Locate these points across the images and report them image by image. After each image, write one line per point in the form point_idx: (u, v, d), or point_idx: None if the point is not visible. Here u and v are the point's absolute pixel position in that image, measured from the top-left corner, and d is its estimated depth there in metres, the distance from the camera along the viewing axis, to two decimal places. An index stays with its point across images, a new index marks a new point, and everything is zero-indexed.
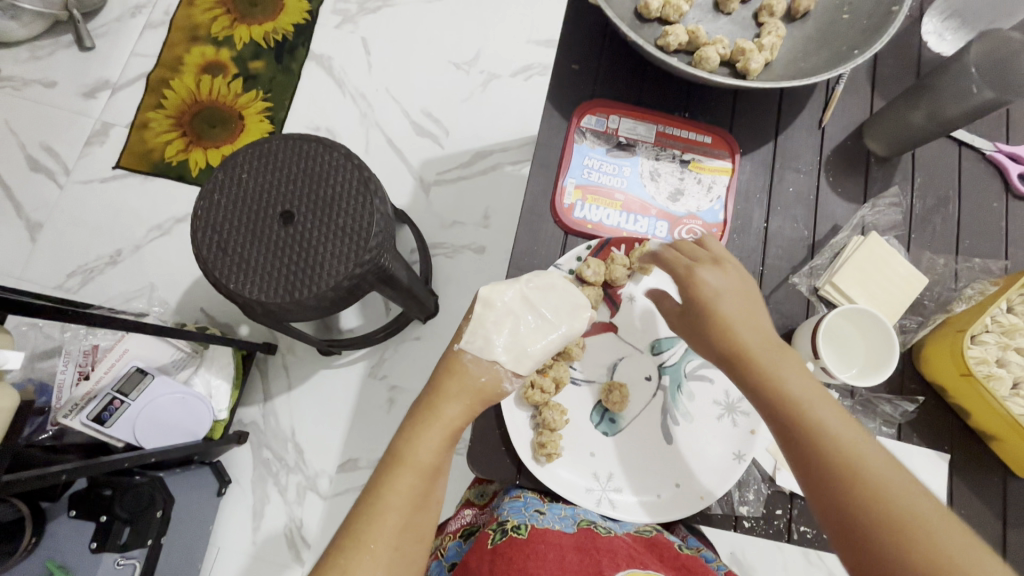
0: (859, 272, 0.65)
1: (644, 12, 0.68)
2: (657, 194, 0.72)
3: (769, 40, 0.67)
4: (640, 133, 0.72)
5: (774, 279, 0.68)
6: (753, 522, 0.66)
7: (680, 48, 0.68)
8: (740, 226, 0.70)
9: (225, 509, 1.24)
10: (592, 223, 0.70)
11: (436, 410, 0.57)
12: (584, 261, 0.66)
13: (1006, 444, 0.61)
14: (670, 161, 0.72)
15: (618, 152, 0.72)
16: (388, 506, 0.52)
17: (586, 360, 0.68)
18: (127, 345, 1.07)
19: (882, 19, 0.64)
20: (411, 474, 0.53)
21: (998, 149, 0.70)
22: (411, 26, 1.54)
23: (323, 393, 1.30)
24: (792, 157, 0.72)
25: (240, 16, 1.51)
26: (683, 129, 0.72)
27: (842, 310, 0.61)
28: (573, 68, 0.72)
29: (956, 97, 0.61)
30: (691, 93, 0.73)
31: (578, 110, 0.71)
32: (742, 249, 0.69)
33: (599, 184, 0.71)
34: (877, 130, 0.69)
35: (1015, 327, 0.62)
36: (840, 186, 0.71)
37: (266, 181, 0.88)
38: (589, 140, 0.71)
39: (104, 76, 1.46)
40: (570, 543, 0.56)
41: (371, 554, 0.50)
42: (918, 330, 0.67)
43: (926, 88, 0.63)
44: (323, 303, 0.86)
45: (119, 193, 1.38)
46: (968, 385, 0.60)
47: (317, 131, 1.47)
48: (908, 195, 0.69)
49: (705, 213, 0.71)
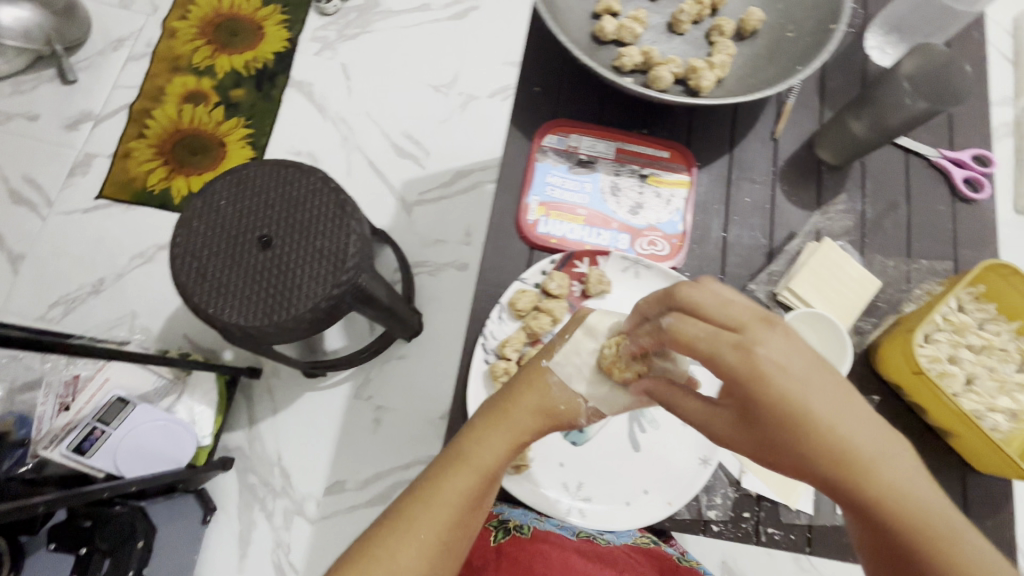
0: (815, 277, 0.77)
1: (600, 35, 0.77)
2: (619, 208, 0.87)
3: (721, 58, 0.74)
4: (600, 151, 0.88)
5: (735, 286, 0.82)
6: (721, 525, 0.82)
7: (636, 68, 0.76)
8: (698, 236, 0.85)
9: (210, 539, 1.22)
10: (556, 237, 0.84)
11: (506, 422, 0.66)
12: (549, 274, 0.80)
13: (961, 436, 0.70)
14: (629, 176, 0.88)
15: (579, 170, 0.87)
16: (449, 498, 0.62)
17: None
18: (108, 375, 1.07)
19: (823, 35, 0.74)
20: (474, 474, 0.63)
21: (941, 156, 0.85)
22: (389, 51, 1.57)
23: (308, 416, 1.30)
24: (747, 169, 0.87)
25: (221, 46, 1.55)
26: (641, 148, 0.88)
27: (798, 314, 0.73)
28: (535, 91, 0.90)
29: (894, 106, 0.73)
30: (648, 119, 0.89)
31: (544, 133, 0.88)
32: (702, 258, 0.84)
33: (561, 199, 0.86)
34: (825, 141, 0.84)
35: (963, 326, 0.71)
36: (795, 195, 0.85)
37: (243, 207, 0.89)
38: (551, 159, 0.87)
39: (86, 108, 1.47)
40: (572, 546, 0.74)
41: (423, 535, 0.60)
42: (872, 330, 0.78)
43: (867, 101, 0.76)
44: (303, 325, 0.86)
45: (101, 222, 1.39)
46: (921, 384, 0.69)
47: (299, 155, 1.49)
48: (858, 201, 0.84)
49: (665, 224, 0.86)
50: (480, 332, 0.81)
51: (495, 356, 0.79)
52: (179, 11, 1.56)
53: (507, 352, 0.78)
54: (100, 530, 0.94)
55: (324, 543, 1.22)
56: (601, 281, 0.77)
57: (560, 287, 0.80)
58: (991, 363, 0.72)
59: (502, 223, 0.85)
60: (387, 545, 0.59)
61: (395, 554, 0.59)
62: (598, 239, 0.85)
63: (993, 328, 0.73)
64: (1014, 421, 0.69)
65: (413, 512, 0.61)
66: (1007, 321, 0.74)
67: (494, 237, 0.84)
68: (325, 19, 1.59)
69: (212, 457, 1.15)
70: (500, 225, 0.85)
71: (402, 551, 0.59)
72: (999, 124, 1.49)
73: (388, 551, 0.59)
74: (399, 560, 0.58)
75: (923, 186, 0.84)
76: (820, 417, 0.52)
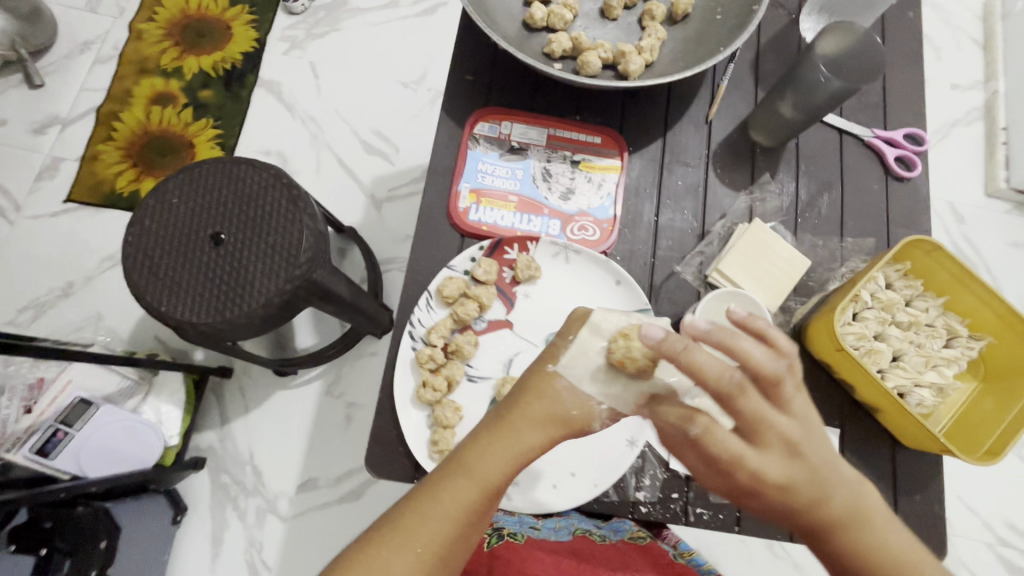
0: (744, 259, 0.67)
1: (530, 23, 0.72)
2: (549, 193, 0.73)
3: (648, 42, 0.69)
4: (531, 136, 0.74)
5: (664, 271, 0.70)
6: (650, 507, 0.69)
7: (566, 55, 0.71)
8: (630, 221, 0.72)
9: (183, 539, 1.22)
10: (487, 225, 0.70)
11: (513, 427, 0.53)
12: (478, 262, 0.67)
13: (888, 414, 0.64)
14: (561, 162, 0.74)
15: (510, 156, 0.73)
16: (442, 514, 0.50)
17: (482, 357, 0.67)
18: (72, 376, 1.06)
19: (745, 18, 0.69)
20: (474, 490, 0.51)
21: (875, 134, 0.74)
22: (358, 48, 1.57)
23: (280, 413, 1.29)
24: (679, 152, 0.74)
25: (189, 47, 1.54)
26: (570, 130, 0.74)
27: (716, 293, 0.64)
28: (466, 78, 0.74)
29: (811, 87, 0.64)
30: (580, 95, 0.75)
31: (470, 117, 0.73)
32: (633, 242, 0.71)
33: (493, 186, 0.72)
34: (759, 123, 0.73)
35: (892, 302, 0.66)
36: (727, 176, 0.73)
37: (195, 205, 0.89)
38: (482, 145, 0.73)
39: (55, 112, 1.47)
40: (566, 549, 0.69)
41: (416, 553, 0.49)
42: (799, 309, 0.69)
43: (791, 79, 0.66)
44: (255, 320, 0.86)
45: (71, 226, 1.39)
46: (845, 360, 0.62)
47: (267, 154, 1.48)
48: (794, 181, 0.73)
49: (596, 210, 0.72)
50: (406, 320, 0.67)
51: (423, 344, 0.66)
52: (146, 13, 1.56)
53: (435, 338, 0.66)
54: (61, 529, 0.95)
55: (296, 540, 1.22)
56: (531, 265, 0.65)
57: (487, 274, 0.67)
58: (918, 341, 0.66)
59: (430, 212, 0.70)
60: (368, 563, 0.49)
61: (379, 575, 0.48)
62: (527, 229, 0.72)
63: (920, 304, 0.67)
64: (937, 396, 0.65)
65: (402, 528, 0.50)
66: (934, 295, 0.67)
67: (419, 222, 0.70)
68: (293, 18, 1.59)
69: (181, 457, 1.15)
70: (430, 213, 0.70)
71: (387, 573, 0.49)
72: (968, 109, 1.49)
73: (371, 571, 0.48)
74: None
75: (857, 167, 0.74)
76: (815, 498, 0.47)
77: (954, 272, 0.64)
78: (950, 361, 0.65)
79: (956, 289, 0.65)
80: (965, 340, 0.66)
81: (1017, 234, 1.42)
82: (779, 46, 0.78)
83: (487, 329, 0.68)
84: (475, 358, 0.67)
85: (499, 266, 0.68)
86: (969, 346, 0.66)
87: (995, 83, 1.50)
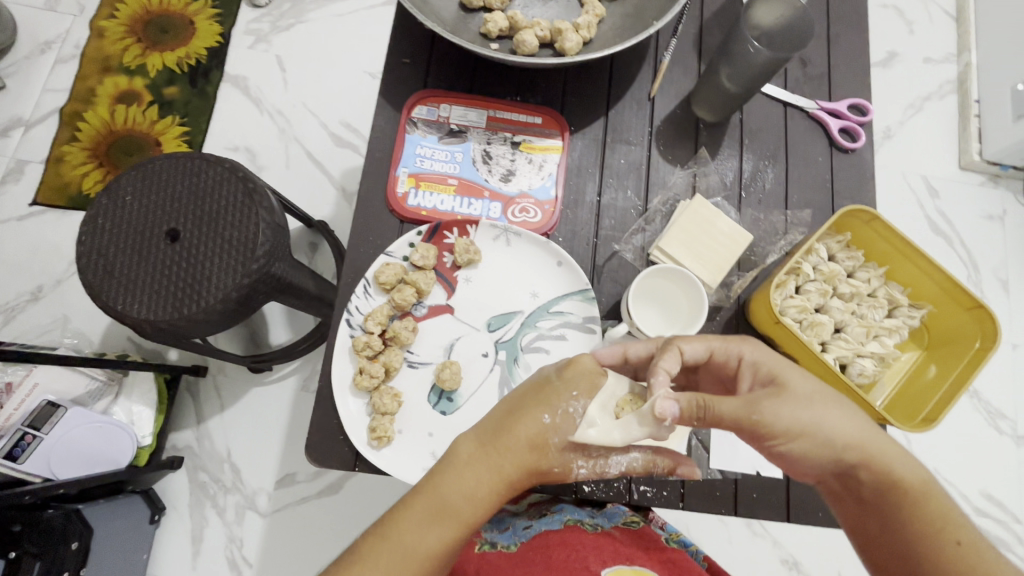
0: (685, 235, 0.67)
1: (466, 3, 0.71)
2: (490, 176, 0.72)
3: (585, 19, 0.69)
4: (470, 119, 0.73)
5: (606, 250, 0.70)
6: (594, 487, 0.66)
7: (503, 34, 0.70)
8: (571, 201, 0.72)
9: (162, 539, 1.20)
10: (427, 210, 0.70)
11: (494, 463, 0.50)
12: (417, 247, 0.67)
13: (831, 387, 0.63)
14: (501, 144, 0.73)
15: (450, 140, 0.73)
16: (422, 549, 0.48)
17: (423, 342, 0.67)
18: (37, 379, 1.05)
19: None
20: (452, 527, 0.49)
21: (819, 106, 0.75)
22: (325, 38, 1.50)
23: (257, 410, 1.26)
24: (623, 131, 0.74)
25: (152, 43, 1.47)
26: (513, 112, 0.73)
27: (651, 270, 0.63)
28: (404, 62, 0.74)
29: (742, 60, 0.64)
30: (521, 77, 0.75)
31: (408, 102, 0.72)
32: (574, 224, 0.71)
33: (432, 171, 0.71)
34: (700, 99, 0.73)
35: (834, 274, 0.65)
36: (671, 153, 0.73)
37: (149, 202, 0.87)
38: (421, 130, 0.72)
39: (16, 114, 1.41)
40: (555, 540, 0.63)
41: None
42: (739, 283, 0.70)
43: (723, 56, 0.66)
44: (214, 317, 0.84)
45: (37, 230, 1.34)
46: (782, 332, 0.62)
47: (236, 151, 1.43)
48: (737, 154, 0.74)
49: (537, 190, 0.72)
50: (345, 306, 0.67)
51: (362, 331, 0.66)
52: (107, 10, 1.48)
53: (371, 326, 0.65)
54: (30, 532, 0.95)
55: (276, 534, 1.21)
56: (465, 250, 0.65)
57: (425, 259, 0.66)
58: (859, 311, 0.67)
59: (366, 198, 0.70)
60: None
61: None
62: (468, 213, 0.71)
63: (862, 275, 0.68)
64: (879, 365, 0.66)
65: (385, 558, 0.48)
66: (876, 265, 0.68)
67: (357, 211, 0.70)
68: (258, 11, 1.51)
69: (155, 456, 1.14)
70: (369, 201, 0.70)
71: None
72: (941, 83, 1.48)
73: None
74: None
75: (801, 141, 0.74)
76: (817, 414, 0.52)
77: (894, 243, 0.65)
78: (891, 330, 0.66)
79: (896, 258, 0.66)
80: (907, 309, 0.67)
81: (991, 207, 1.41)
82: (721, 18, 0.78)
83: (428, 314, 0.67)
84: (415, 344, 0.66)
85: (438, 250, 0.68)
86: (910, 316, 0.66)
87: (967, 56, 1.48)
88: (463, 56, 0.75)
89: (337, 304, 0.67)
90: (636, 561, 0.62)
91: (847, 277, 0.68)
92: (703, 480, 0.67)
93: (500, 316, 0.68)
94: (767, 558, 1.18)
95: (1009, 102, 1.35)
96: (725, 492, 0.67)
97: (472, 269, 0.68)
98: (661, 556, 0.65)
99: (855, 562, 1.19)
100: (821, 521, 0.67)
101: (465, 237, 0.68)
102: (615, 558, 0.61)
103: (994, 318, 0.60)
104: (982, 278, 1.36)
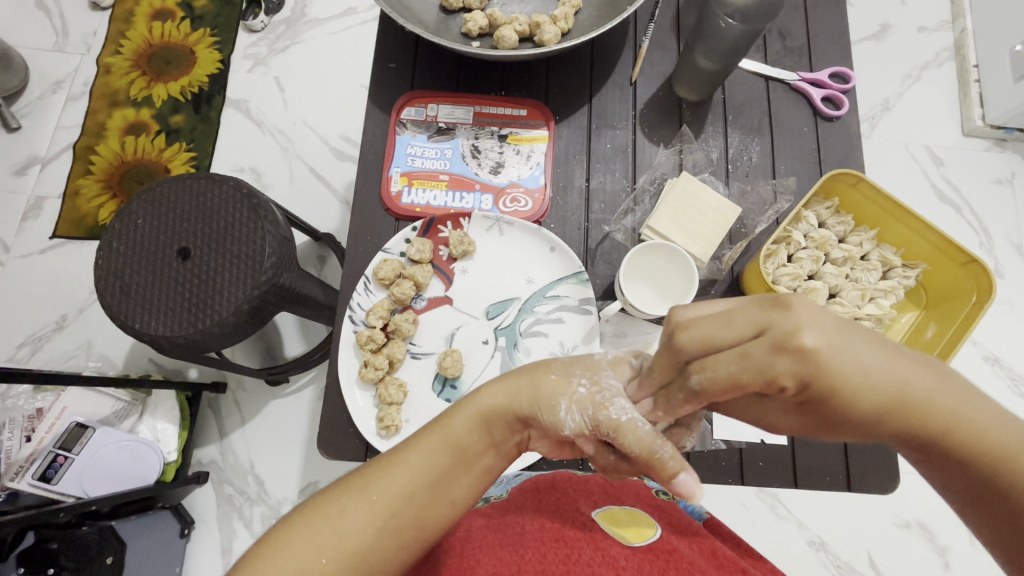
0: (674, 212, 0.68)
1: (446, 5, 0.74)
2: (479, 169, 0.75)
3: (562, 11, 0.72)
4: (457, 116, 0.75)
5: (598, 233, 0.72)
6: None
7: (484, 33, 0.73)
8: (560, 187, 0.74)
9: (192, 552, 1.19)
10: (420, 207, 0.72)
11: (488, 386, 0.52)
12: (412, 242, 0.69)
13: None
14: (490, 137, 0.75)
15: (439, 137, 0.75)
16: (402, 467, 0.48)
17: (424, 333, 0.69)
18: (66, 403, 1.09)
19: None
20: (438, 447, 0.50)
21: (800, 77, 0.77)
22: (321, 56, 1.54)
23: (276, 421, 1.26)
24: (607, 117, 0.76)
25: (156, 75, 1.51)
26: (499, 106, 0.76)
27: (639, 248, 0.65)
28: (391, 67, 0.77)
29: (717, 34, 0.65)
30: (503, 72, 0.77)
31: (397, 104, 0.75)
32: (565, 210, 0.73)
33: (424, 169, 0.74)
34: (682, 80, 0.74)
35: (825, 240, 0.69)
36: (656, 134, 0.75)
37: (160, 222, 0.90)
38: (410, 130, 0.75)
39: (32, 152, 1.46)
40: (543, 483, 0.59)
41: (372, 502, 0.47)
42: (730, 254, 0.71)
43: (698, 36, 0.67)
44: (228, 329, 0.86)
45: (62, 260, 1.39)
46: None
47: (242, 172, 1.46)
48: (720, 132, 0.75)
49: (526, 180, 0.74)
50: (347, 304, 0.69)
51: (364, 326, 0.68)
52: (112, 47, 1.53)
53: (373, 320, 0.66)
54: (66, 549, 1.00)
55: None
56: (459, 241, 0.67)
57: (421, 252, 0.68)
58: (853, 274, 0.70)
59: (362, 200, 0.72)
60: (328, 513, 0.47)
61: (333, 520, 0.46)
62: (460, 207, 0.73)
63: (853, 239, 0.71)
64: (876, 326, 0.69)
65: (367, 475, 0.49)
66: (867, 229, 0.71)
67: (355, 212, 0.72)
68: (254, 36, 1.55)
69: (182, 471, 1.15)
70: (364, 203, 0.73)
71: (343, 520, 0.46)
72: (938, 50, 1.46)
73: (321, 524, 0.46)
74: (341, 529, 0.46)
75: (784, 112, 0.76)
76: (875, 393, 0.41)
77: (880, 204, 0.68)
78: (886, 291, 0.69)
79: (887, 220, 0.69)
80: (900, 270, 0.70)
81: (999, 171, 1.39)
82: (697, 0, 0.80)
83: (427, 306, 0.69)
84: (417, 335, 0.68)
85: (433, 243, 0.70)
86: (905, 276, 0.69)
87: (962, 22, 1.46)
88: (446, 57, 0.78)
89: (340, 302, 0.70)
90: (626, 502, 0.56)
91: (839, 242, 0.72)
92: (707, 451, 0.68)
93: (498, 303, 0.69)
94: (791, 539, 1.17)
95: (1008, 65, 1.33)
96: (730, 461, 0.68)
97: (468, 259, 0.71)
98: (652, 501, 0.59)
99: (883, 539, 1.17)
100: (830, 483, 0.68)
101: (460, 227, 0.70)
102: (605, 499, 0.56)
103: (987, 271, 0.62)
104: (996, 244, 1.34)
